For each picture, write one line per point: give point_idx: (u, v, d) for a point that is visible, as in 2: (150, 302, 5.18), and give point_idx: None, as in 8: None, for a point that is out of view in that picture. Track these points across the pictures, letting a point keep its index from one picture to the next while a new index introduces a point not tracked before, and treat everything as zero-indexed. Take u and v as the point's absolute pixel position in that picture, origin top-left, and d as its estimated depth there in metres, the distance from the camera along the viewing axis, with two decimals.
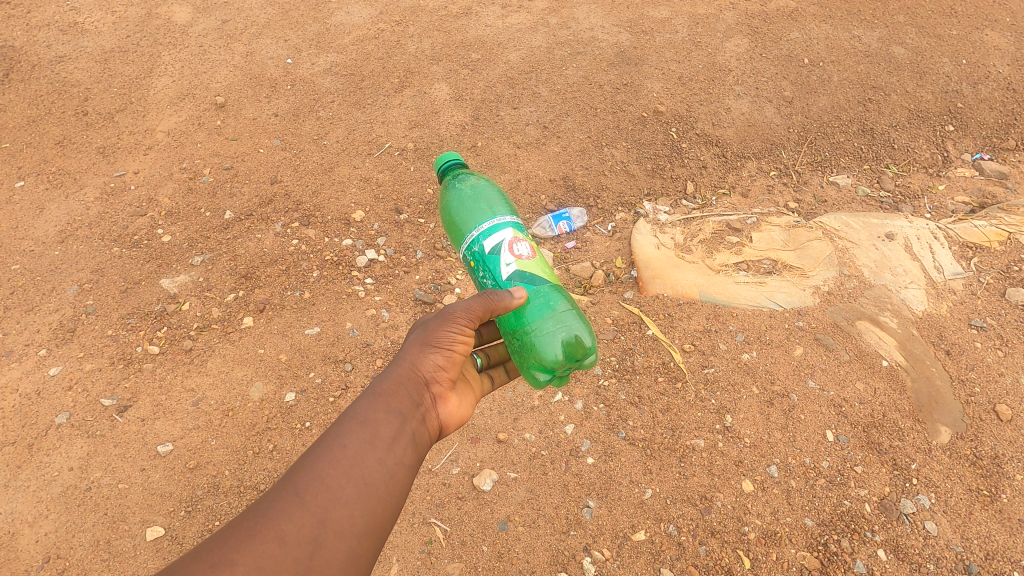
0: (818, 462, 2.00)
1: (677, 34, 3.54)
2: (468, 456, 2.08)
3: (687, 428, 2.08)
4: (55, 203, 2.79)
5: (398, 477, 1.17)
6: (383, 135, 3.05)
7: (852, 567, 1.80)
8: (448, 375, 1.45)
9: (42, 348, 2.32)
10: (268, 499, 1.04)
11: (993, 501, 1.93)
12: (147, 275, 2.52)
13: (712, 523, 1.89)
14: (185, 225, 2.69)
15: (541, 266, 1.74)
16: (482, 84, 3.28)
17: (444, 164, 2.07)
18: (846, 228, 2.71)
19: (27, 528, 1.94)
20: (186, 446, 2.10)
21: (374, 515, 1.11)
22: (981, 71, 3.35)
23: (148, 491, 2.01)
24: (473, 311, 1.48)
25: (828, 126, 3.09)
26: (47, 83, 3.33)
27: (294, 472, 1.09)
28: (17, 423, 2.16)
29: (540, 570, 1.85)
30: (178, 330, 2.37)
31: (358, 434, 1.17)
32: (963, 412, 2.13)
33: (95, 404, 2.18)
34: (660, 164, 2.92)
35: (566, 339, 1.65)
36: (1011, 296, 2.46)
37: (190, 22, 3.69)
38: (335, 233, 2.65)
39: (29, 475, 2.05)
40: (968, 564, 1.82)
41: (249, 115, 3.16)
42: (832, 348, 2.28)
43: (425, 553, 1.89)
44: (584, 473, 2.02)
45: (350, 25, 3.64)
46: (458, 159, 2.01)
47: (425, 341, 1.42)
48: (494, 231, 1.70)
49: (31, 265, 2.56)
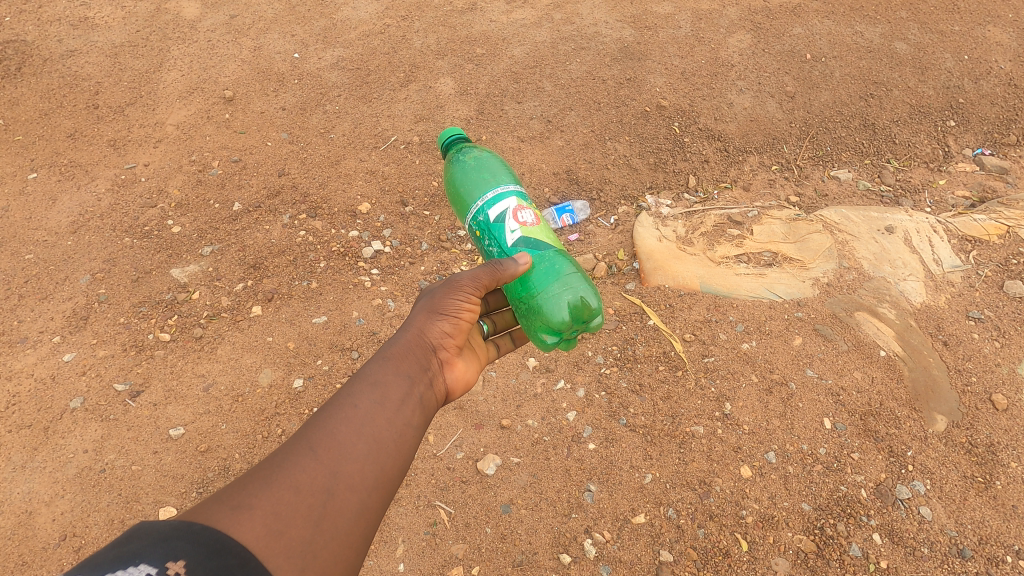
0: (815, 449, 2.04)
1: (680, 30, 3.57)
2: (472, 441, 2.12)
3: (686, 415, 2.12)
4: (67, 194, 2.84)
5: (406, 437, 1.24)
6: (388, 129, 3.10)
7: (847, 550, 1.84)
8: (455, 343, 1.52)
9: (56, 335, 2.38)
10: (284, 452, 1.09)
11: (987, 488, 1.97)
12: (157, 264, 2.57)
13: (711, 507, 1.93)
14: (194, 216, 2.74)
15: (545, 233, 1.78)
16: (486, 78, 3.32)
17: (448, 139, 2.12)
18: (846, 221, 2.74)
19: (44, 508, 2.00)
20: (197, 430, 2.15)
21: (384, 470, 1.16)
22: (982, 66, 3.36)
23: (160, 473, 2.06)
24: (478, 279, 1.54)
25: (830, 121, 3.12)
26: (59, 77, 3.38)
27: (308, 429, 1.14)
28: (32, 406, 2.21)
29: (541, 552, 1.89)
30: (188, 319, 2.41)
31: (368, 395, 1.24)
32: (959, 401, 2.17)
33: (109, 389, 2.24)
34: (662, 158, 2.96)
35: (572, 302, 1.70)
36: (1009, 288, 2.49)
37: (199, 17, 3.73)
38: (342, 224, 2.70)
39: (45, 457, 2.10)
40: (961, 548, 1.85)
41: (257, 109, 3.20)
42: (831, 338, 2.32)
43: (430, 534, 1.94)
44: (585, 458, 2.06)
45: (356, 20, 3.67)
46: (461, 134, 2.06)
47: (432, 309, 1.49)
48: (498, 201, 1.75)
49: (44, 255, 2.62)
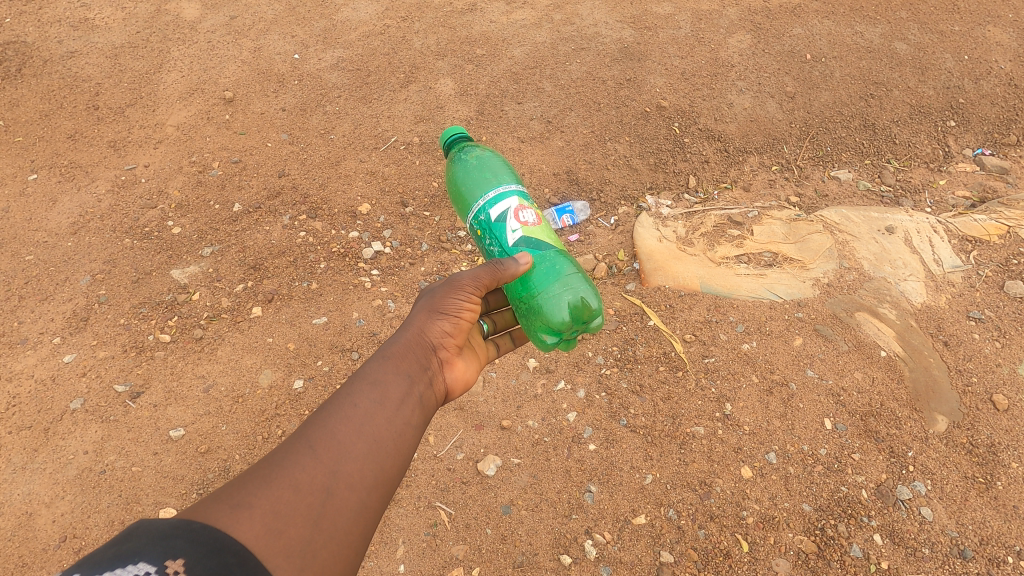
0: (816, 449, 2.04)
1: (680, 30, 3.57)
2: (473, 442, 2.12)
3: (687, 415, 2.12)
4: (67, 196, 2.84)
5: (405, 436, 1.24)
6: (388, 130, 3.10)
7: (848, 551, 1.84)
8: (455, 342, 1.52)
9: (56, 336, 2.38)
10: (283, 451, 1.09)
11: (988, 488, 1.97)
12: (157, 265, 2.57)
13: (711, 507, 1.93)
14: (194, 217, 2.74)
15: (546, 233, 1.78)
16: (486, 79, 3.32)
17: (449, 138, 2.12)
18: (846, 221, 2.74)
19: (44, 509, 2.00)
20: (197, 431, 2.15)
21: (383, 470, 1.16)
22: (982, 66, 3.36)
23: (161, 474, 2.06)
24: (479, 279, 1.54)
25: (831, 121, 3.12)
26: (59, 78, 3.38)
27: (307, 427, 1.14)
28: (33, 408, 2.21)
29: (542, 553, 1.89)
30: (188, 319, 2.41)
31: (368, 394, 1.23)
32: (960, 401, 2.17)
33: (109, 390, 2.24)
34: (662, 159, 2.96)
35: (572, 302, 1.70)
36: (1009, 288, 2.49)
37: (199, 18, 3.73)
38: (342, 225, 2.70)
39: (45, 458, 2.10)
40: (962, 549, 1.85)
41: (257, 109, 3.20)
42: (831, 338, 2.32)
43: (431, 535, 1.94)
44: (586, 458, 2.06)
45: (357, 21, 3.68)
46: (463, 133, 2.06)
47: (432, 308, 1.49)
48: (499, 200, 1.75)
49: (44, 256, 2.62)
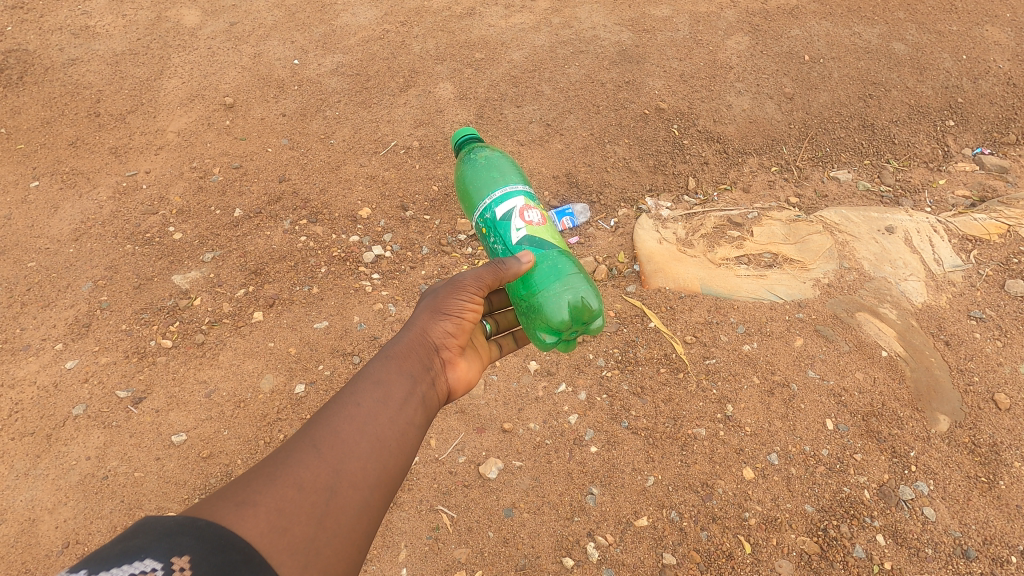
0: (817, 450, 2.04)
1: (678, 32, 3.58)
2: (474, 445, 2.12)
3: (688, 417, 2.12)
4: (69, 202, 2.86)
5: (408, 436, 1.24)
6: (388, 134, 3.11)
7: (851, 551, 1.84)
8: (457, 343, 1.52)
9: (58, 343, 2.39)
10: (287, 449, 1.09)
11: (991, 488, 1.96)
12: (159, 271, 2.58)
13: (713, 509, 1.93)
14: (195, 222, 2.74)
15: (550, 233, 1.78)
16: (485, 82, 3.33)
17: (461, 138, 2.13)
18: (846, 222, 2.74)
19: (47, 515, 2.01)
20: (199, 436, 2.16)
21: (387, 469, 1.16)
22: (981, 66, 3.37)
23: (163, 480, 2.07)
24: (481, 279, 1.55)
25: (830, 121, 3.12)
26: (60, 85, 3.40)
27: (310, 427, 1.15)
28: (35, 414, 2.22)
29: (544, 555, 1.89)
30: (189, 324, 2.42)
31: (371, 393, 1.24)
32: (962, 400, 2.16)
33: (112, 396, 2.24)
34: (662, 161, 2.96)
35: (572, 302, 1.70)
36: (1010, 287, 2.49)
37: (199, 25, 3.75)
38: (342, 229, 2.71)
39: (47, 464, 2.11)
40: (965, 549, 1.85)
41: (257, 115, 3.21)
42: (831, 338, 2.32)
43: (433, 539, 1.94)
44: (587, 461, 2.06)
45: (356, 26, 3.69)
46: (473, 133, 2.07)
47: (435, 309, 1.49)
48: (506, 199, 1.76)
49: (46, 263, 2.63)
